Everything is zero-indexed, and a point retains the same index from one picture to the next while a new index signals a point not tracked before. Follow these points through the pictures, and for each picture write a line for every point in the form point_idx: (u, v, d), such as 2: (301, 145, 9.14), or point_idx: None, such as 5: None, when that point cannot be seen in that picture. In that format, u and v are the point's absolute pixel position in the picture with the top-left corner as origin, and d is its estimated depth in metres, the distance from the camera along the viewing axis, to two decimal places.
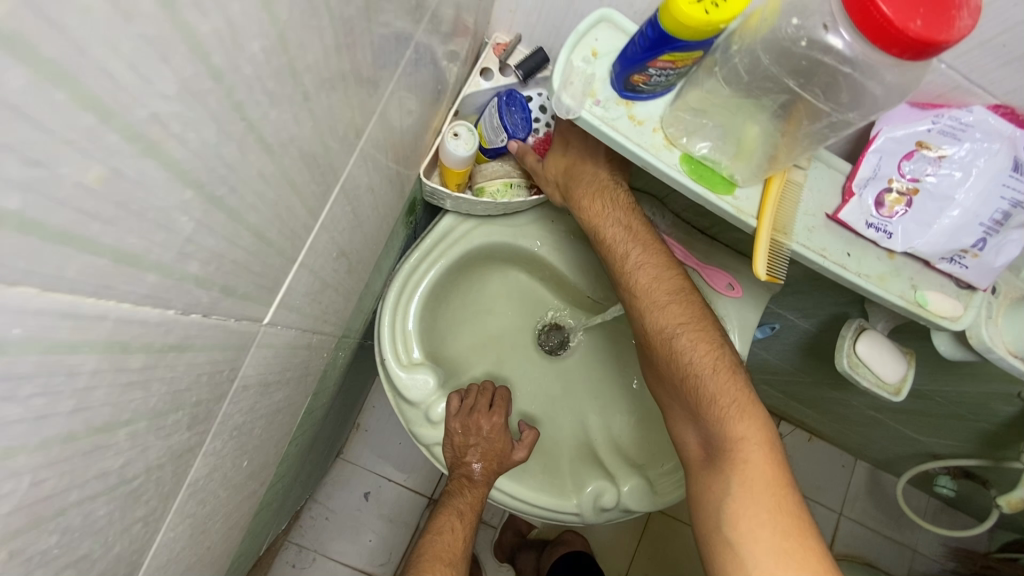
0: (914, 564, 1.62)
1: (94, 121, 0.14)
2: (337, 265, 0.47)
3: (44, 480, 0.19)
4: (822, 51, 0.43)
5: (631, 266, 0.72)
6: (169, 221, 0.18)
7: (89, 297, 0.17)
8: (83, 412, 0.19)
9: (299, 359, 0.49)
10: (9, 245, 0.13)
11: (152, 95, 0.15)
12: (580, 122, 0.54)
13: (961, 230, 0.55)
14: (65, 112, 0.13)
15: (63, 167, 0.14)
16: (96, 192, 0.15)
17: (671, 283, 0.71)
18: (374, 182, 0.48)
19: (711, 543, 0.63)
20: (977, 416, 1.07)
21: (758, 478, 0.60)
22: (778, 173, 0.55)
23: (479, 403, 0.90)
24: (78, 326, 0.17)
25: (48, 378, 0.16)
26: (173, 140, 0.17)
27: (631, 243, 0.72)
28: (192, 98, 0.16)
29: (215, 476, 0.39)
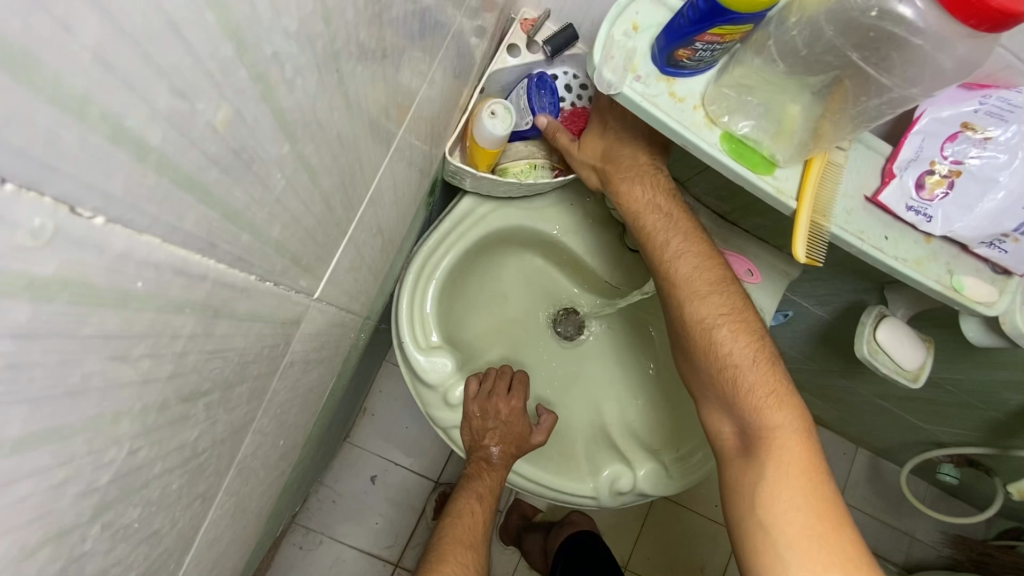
0: (913, 549, 1.64)
1: (231, 53, 0.15)
2: (373, 243, 0.46)
3: (139, 448, 0.19)
4: (892, 22, 0.42)
5: (670, 253, 0.71)
6: (267, 175, 0.20)
7: (197, 254, 0.18)
8: (176, 379, 0.20)
9: (331, 339, 0.48)
10: (146, 179, 0.14)
11: (276, 32, 0.16)
12: (619, 98, 0.53)
13: (1003, 214, 0.54)
14: (212, 36, 0.14)
15: (200, 104, 0.15)
16: (222, 132, 0.16)
17: (710, 271, 0.71)
18: (410, 158, 0.47)
19: (746, 533, 0.62)
20: (987, 405, 1.08)
21: (796, 467, 0.60)
22: (818, 154, 0.54)
23: (497, 386, 0.90)
24: (186, 284, 0.18)
25: (155, 339, 0.18)
26: (283, 85, 0.18)
27: (670, 229, 0.72)
28: (306, 38, 0.18)
29: (258, 455, 0.38)
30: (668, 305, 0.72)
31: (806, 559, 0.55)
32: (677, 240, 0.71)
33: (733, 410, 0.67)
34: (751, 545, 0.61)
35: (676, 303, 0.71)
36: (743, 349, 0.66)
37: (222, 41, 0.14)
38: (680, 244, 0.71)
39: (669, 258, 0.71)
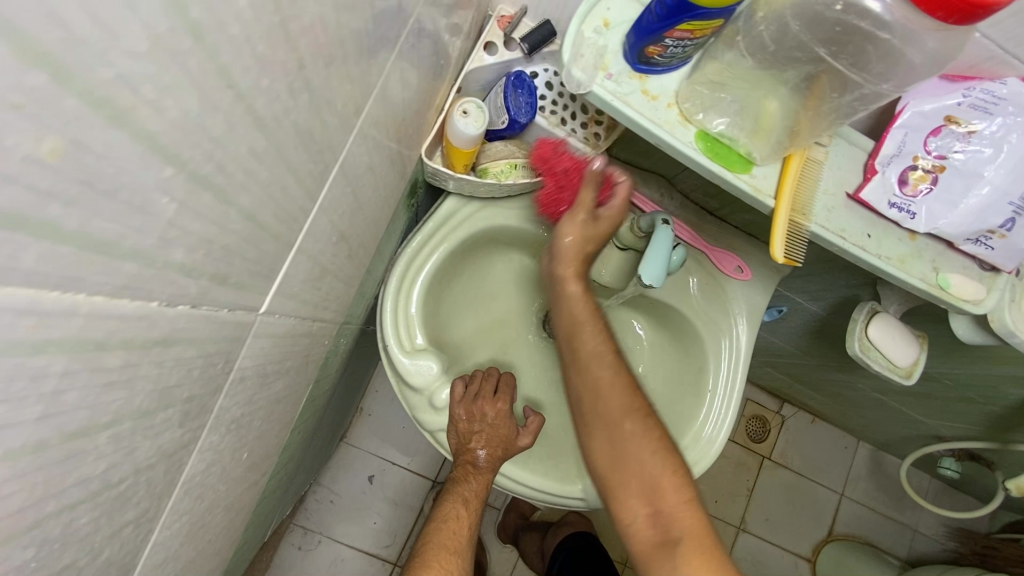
0: (915, 543, 1.63)
1: (47, 80, 0.13)
2: (337, 250, 0.45)
3: (11, 492, 0.18)
4: (857, 16, 0.41)
5: (587, 349, 0.77)
6: (147, 203, 0.17)
7: (52, 290, 0.16)
8: (51, 419, 0.18)
9: (297, 347, 0.47)
10: None
11: (119, 53, 0.14)
12: (590, 98, 0.51)
13: (988, 210, 0.52)
14: (6, 63, 0.12)
15: (10, 138, 0.12)
16: (54, 166, 0.14)
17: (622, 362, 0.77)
18: (374, 162, 0.46)
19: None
20: (986, 399, 1.06)
21: (703, 551, 0.67)
22: (797, 151, 0.53)
23: (483, 389, 0.89)
24: (42, 322, 0.16)
25: (6, 385, 0.15)
26: (147, 108, 0.16)
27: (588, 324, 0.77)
28: (166, 55, 0.15)
29: (213, 471, 0.37)
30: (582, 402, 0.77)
31: None
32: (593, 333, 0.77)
33: (649, 498, 0.71)
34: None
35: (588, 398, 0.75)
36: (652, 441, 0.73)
37: (28, 69, 0.12)
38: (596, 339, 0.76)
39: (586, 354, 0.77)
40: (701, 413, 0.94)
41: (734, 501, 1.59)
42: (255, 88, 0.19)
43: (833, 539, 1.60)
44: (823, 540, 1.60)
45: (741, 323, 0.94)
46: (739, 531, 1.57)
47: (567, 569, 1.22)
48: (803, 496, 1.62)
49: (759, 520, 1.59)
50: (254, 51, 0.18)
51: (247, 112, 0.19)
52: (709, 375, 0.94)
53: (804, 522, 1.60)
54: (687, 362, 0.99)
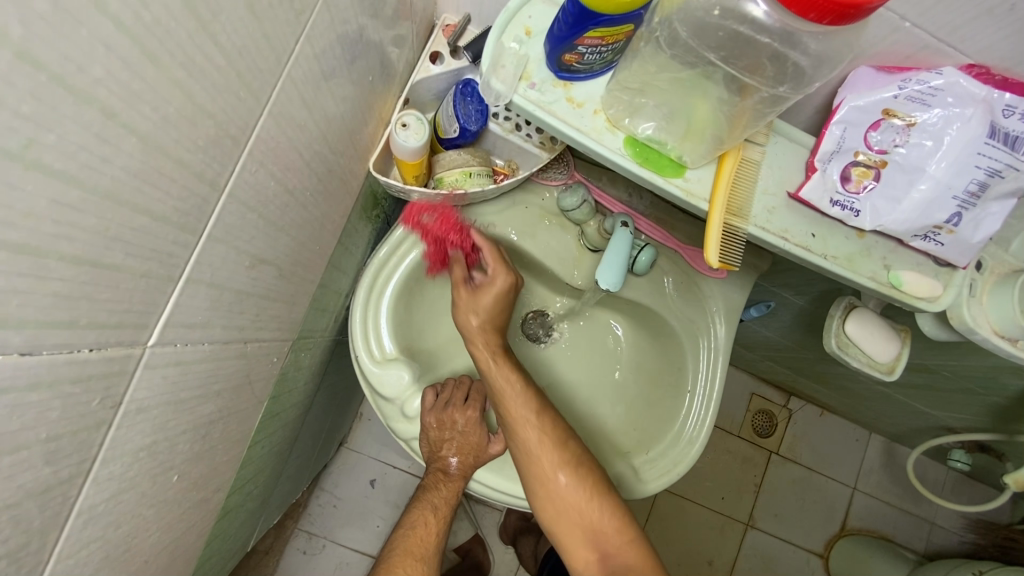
0: (933, 536, 1.58)
1: None
2: (258, 272, 0.46)
3: None
4: (737, 19, 0.41)
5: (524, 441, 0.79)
6: None
7: None
8: None
9: (227, 369, 0.47)
10: None
11: None
12: (513, 108, 0.51)
13: (932, 205, 0.50)
14: None
15: None
16: None
17: (559, 436, 0.80)
18: (292, 182, 0.46)
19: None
20: (986, 390, 1.02)
21: None
22: (731, 150, 0.51)
23: (454, 397, 0.88)
24: None
25: None
26: None
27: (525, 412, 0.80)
28: None
29: (128, 496, 0.38)
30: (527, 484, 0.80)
31: None
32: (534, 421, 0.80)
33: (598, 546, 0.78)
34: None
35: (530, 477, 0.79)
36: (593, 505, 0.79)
37: None
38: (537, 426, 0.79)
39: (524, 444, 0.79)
40: (679, 415, 0.91)
41: (739, 498, 1.56)
42: (33, 145, 0.20)
43: (846, 534, 1.56)
44: (836, 535, 1.57)
45: (719, 322, 0.92)
46: (746, 528, 1.55)
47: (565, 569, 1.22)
48: (812, 491, 1.58)
49: (766, 517, 1.56)
50: (16, 112, 0.18)
51: (31, 168, 0.20)
52: (687, 376, 0.92)
53: (814, 517, 1.57)
54: (666, 363, 0.97)
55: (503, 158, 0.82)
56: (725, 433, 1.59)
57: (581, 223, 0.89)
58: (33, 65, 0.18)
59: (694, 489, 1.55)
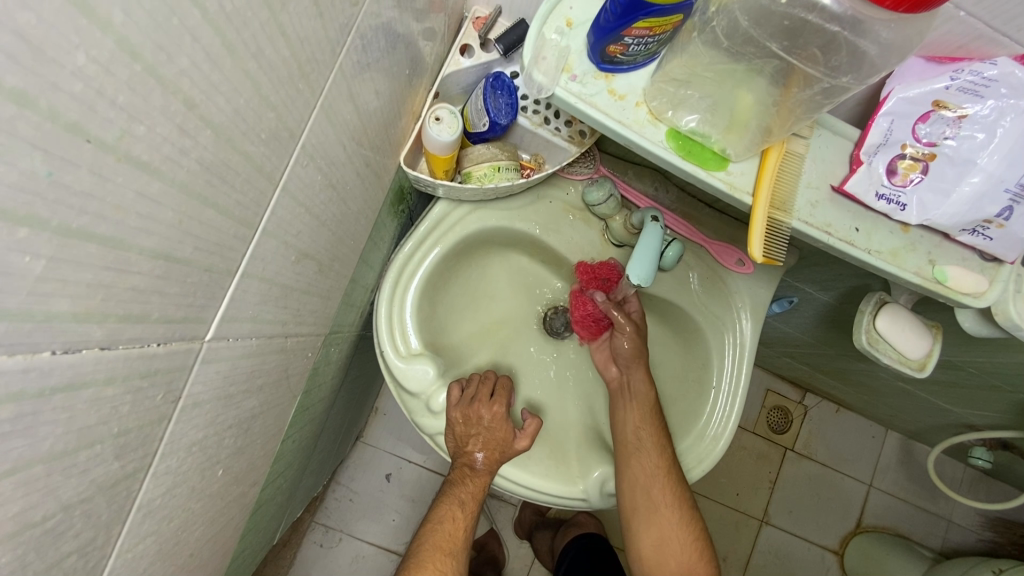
0: (949, 534, 1.56)
1: None
2: (301, 267, 0.45)
3: None
4: (805, 9, 0.40)
5: (644, 474, 0.88)
6: (3, 264, 0.17)
7: None
8: None
9: (269, 363, 0.48)
10: None
11: None
12: (554, 101, 0.50)
13: (983, 198, 0.49)
14: None
15: None
16: None
17: (671, 472, 0.88)
18: (335, 177, 0.46)
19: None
20: (1012, 386, 1.00)
21: None
22: (776, 144, 0.51)
23: (480, 392, 0.88)
24: None
25: None
26: None
27: (646, 447, 0.88)
28: None
29: (180, 490, 0.38)
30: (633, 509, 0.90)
31: None
32: (655, 457, 0.88)
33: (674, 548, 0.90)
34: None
35: (634, 483, 0.88)
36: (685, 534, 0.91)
37: None
38: (657, 461, 0.88)
39: (641, 478, 0.88)
40: (703, 411, 0.91)
41: (755, 495, 1.55)
42: (125, 136, 0.19)
43: (861, 531, 1.55)
44: (851, 533, 1.55)
45: (745, 319, 0.91)
46: (762, 525, 1.54)
47: (576, 567, 1.21)
48: (829, 487, 1.57)
49: (782, 513, 1.55)
50: (112, 102, 0.18)
51: (122, 161, 0.20)
52: (712, 371, 0.91)
53: (829, 512, 1.56)
54: (690, 358, 0.96)
55: (530, 152, 0.81)
56: (742, 429, 1.58)
57: (607, 217, 0.88)
58: (130, 54, 0.18)
59: (710, 485, 1.55)
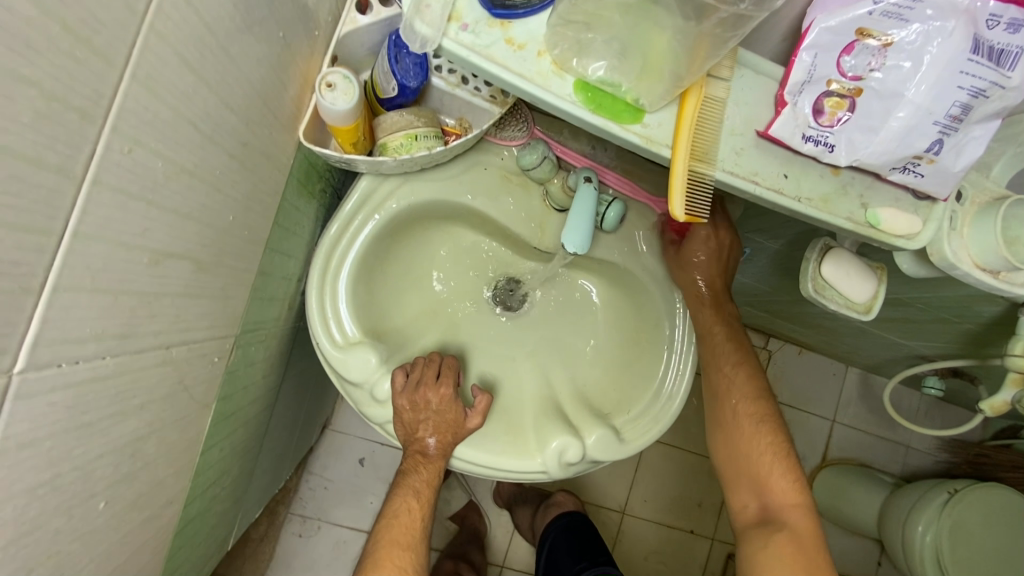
0: (909, 459, 1.63)
1: None
2: (167, 267, 0.40)
3: None
4: None
5: (717, 362, 0.87)
6: None
7: None
8: None
9: (150, 380, 0.43)
10: None
11: None
12: (443, 54, 0.45)
13: (912, 133, 0.45)
14: None
15: None
16: None
17: (758, 389, 0.85)
18: (193, 161, 0.40)
19: (757, 561, 0.76)
20: (960, 317, 1.01)
21: (785, 549, 0.74)
22: (691, 88, 0.47)
23: (425, 375, 0.83)
24: None
25: None
26: None
27: (727, 362, 0.87)
28: None
29: (33, 538, 0.34)
30: (719, 425, 0.87)
31: None
32: (735, 373, 0.86)
33: (759, 491, 0.81)
34: (759, 569, 0.75)
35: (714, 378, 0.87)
36: (778, 465, 0.80)
37: None
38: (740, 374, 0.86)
39: (716, 363, 0.88)
40: (657, 371, 0.89)
41: None
42: None
43: (827, 465, 1.60)
44: (818, 467, 1.60)
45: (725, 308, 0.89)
46: None
47: (558, 548, 1.21)
48: (795, 426, 1.61)
49: None
50: None
51: None
52: (663, 332, 0.89)
53: (796, 451, 1.60)
54: (639, 318, 0.93)
55: (454, 116, 0.75)
56: None
57: (545, 181, 0.83)
58: None
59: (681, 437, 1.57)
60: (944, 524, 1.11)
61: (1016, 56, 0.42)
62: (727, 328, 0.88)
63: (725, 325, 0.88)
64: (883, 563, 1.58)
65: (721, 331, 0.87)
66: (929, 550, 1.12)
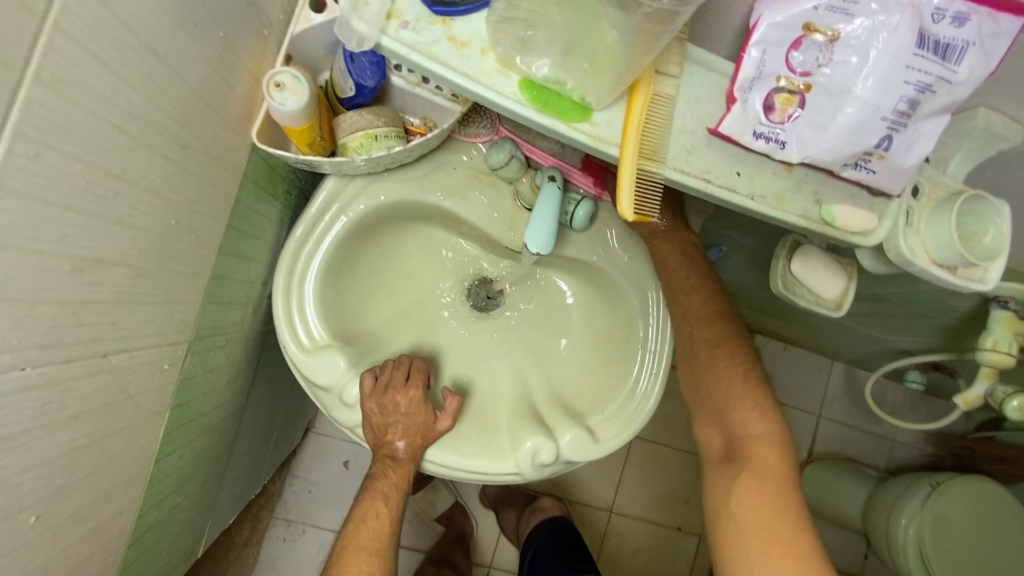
0: (894, 452, 1.64)
1: None
2: (94, 275, 0.39)
3: None
4: None
5: (676, 293, 0.88)
6: None
7: None
8: None
9: (81, 392, 0.42)
10: None
11: None
12: (383, 53, 0.44)
13: (860, 129, 0.45)
14: None
15: None
16: None
17: (716, 315, 0.86)
18: (120, 166, 0.39)
19: (721, 493, 0.78)
20: (936, 312, 1.01)
21: (751, 477, 0.75)
22: (638, 86, 0.47)
23: (395, 378, 0.82)
24: None
25: None
26: None
27: (685, 294, 0.87)
28: None
29: None
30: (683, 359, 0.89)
31: (738, 514, 0.74)
32: (695, 301, 0.87)
33: (723, 419, 0.82)
34: (723, 497, 0.77)
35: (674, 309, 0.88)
36: (742, 390, 0.81)
37: None
38: (696, 300, 0.87)
39: (676, 293, 0.88)
40: (630, 371, 0.88)
41: None
42: None
43: (813, 460, 1.60)
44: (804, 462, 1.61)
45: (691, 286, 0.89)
46: None
47: (543, 552, 1.20)
48: None
49: None
50: None
51: None
52: (636, 330, 0.88)
53: None
54: (614, 316, 0.92)
55: (418, 115, 0.74)
56: None
57: (514, 180, 0.82)
58: None
59: None
60: (926, 517, 1.11)
61: (961, 51, 0.41)
62: (683, 257, 0.89)
63: (681, 252, 0.89)
64: (869, 556, 1.59)
65: (678, 263, 0.88)
66: (912, 544, 1.12)
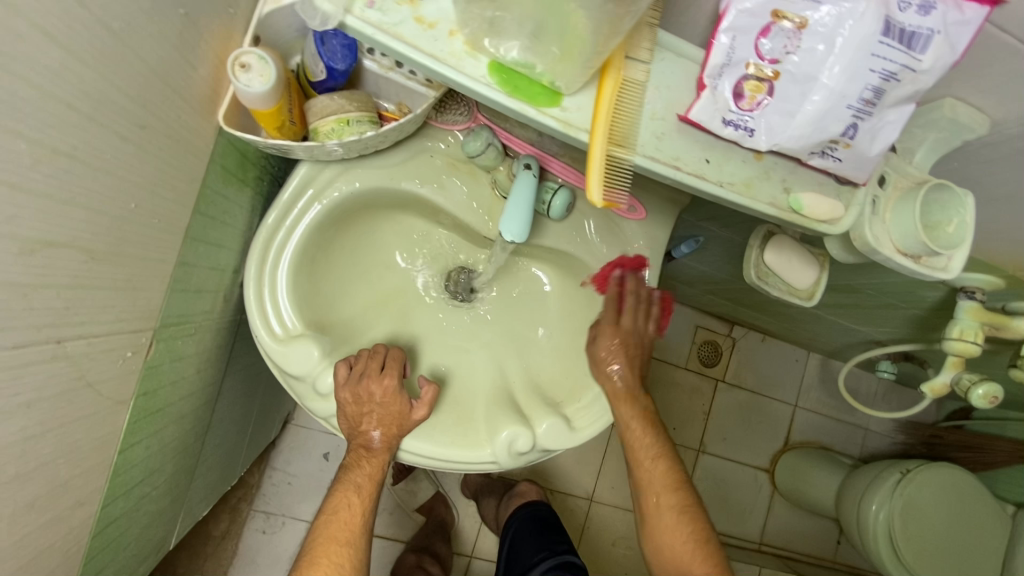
0: (867, 440, 1.68)
1: None
2: (45, 256, 0.38)
3: None
4: None
5: (637, 454, 0.85)
6: None
7: None
8: None
9: (37, 377, 0.41)
10: None
11: None
12: (348, 31, 0.43)
13: (827, 118, 0.45)
14: None
15: None
16: None
17: (676, 481, 0.84)
18: (71, 142, 0.37)
19: None
20: (906, 303, 1.03)
21: None
22: (608, 72, 0.47)
23: (370, 367, 0.81)
24: None
25: None
26: None
27: (646, 455, 0.84)
28: None
29: None
30: (639, 512, 0.86)
31: None
32: (656, 465, 0.84)
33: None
34: None
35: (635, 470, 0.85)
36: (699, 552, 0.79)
37: None
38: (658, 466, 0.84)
39: (637, 455, 0.85)
40: None
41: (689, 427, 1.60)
42: None
43: (790, 448, 1.63)
44: (780, 451, 1.64)
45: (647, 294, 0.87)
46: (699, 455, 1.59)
47: (522, 534, 1.21)
48: (758, 412, 1.64)
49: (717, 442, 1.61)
50: None
51: None
52: None
53: (760, 436, 1.63)
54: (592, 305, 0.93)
55: (392, 101, 0.73)
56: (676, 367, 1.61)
57: (490, 168, 0.82)
58: None
59: None
60: (896, 503, 1.13)
61: (927, 39, 0.42)
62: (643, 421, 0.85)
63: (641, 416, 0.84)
64: (842, 541, 1.63)
65: (638, 426, 0.84)
66: (882, 530, 1.14)
